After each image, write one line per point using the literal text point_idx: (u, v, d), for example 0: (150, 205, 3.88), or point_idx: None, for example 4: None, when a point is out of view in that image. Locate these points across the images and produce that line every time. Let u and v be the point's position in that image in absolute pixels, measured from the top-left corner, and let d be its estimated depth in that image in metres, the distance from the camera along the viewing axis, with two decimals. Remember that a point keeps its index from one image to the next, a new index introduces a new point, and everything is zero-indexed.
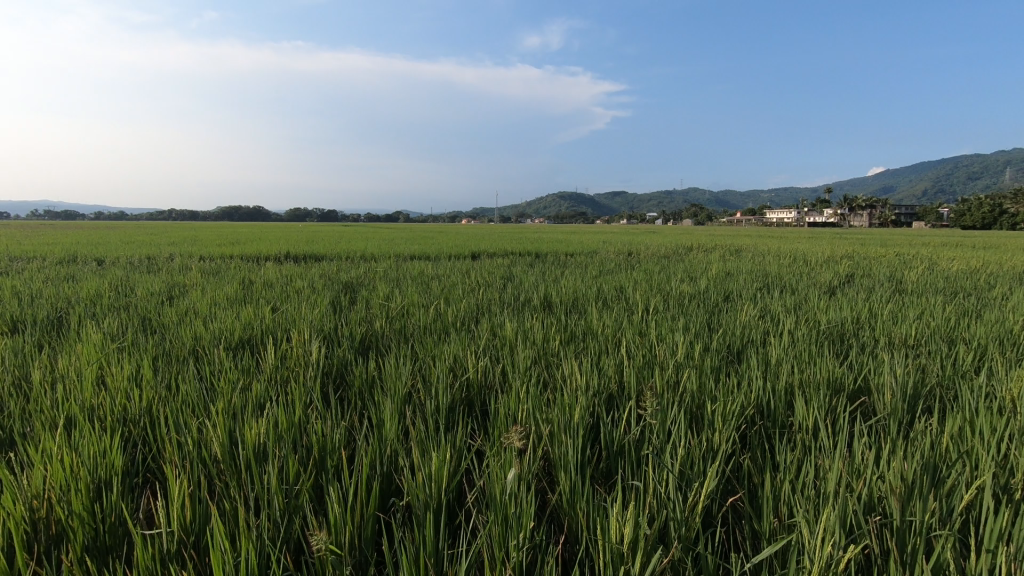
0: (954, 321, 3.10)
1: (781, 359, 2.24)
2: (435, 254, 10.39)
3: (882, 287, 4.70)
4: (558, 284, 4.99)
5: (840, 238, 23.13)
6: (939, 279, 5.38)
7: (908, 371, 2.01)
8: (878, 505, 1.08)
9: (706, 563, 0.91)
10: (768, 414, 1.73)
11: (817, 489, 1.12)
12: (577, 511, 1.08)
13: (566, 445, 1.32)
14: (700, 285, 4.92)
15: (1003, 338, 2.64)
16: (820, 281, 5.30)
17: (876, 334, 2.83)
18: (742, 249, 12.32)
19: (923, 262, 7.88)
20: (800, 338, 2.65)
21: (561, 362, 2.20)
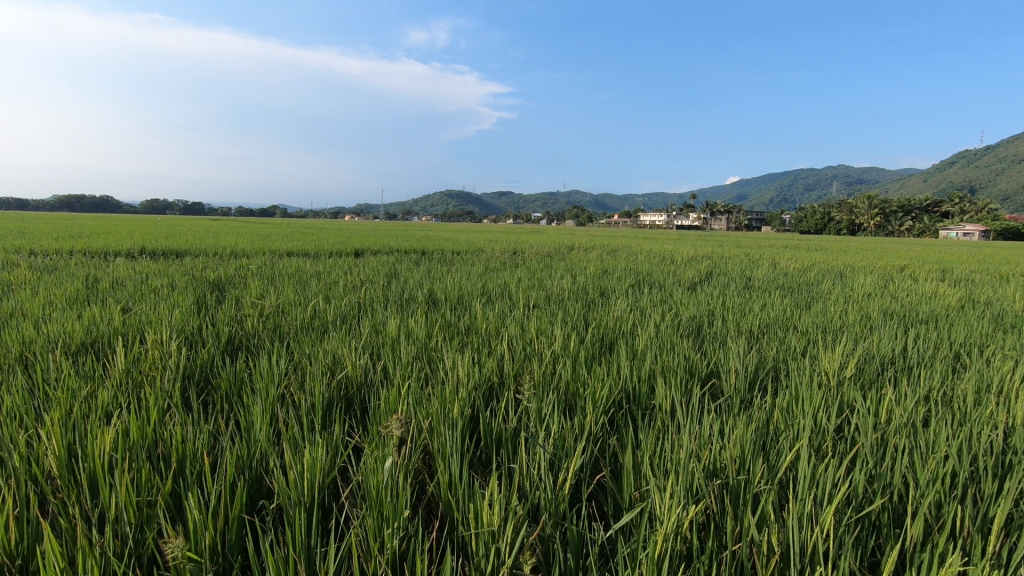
0: (789, 312, 3.55)
1: (647, 348, 2.44)
2: (314, 250, 9.93)
3: (734, 284, 5.26)
4: (444, 281, 5.01)
5: (701, 240, 25.43)
6: (781, 276, 6.13)
7: (750, 356, 2.29)
8: (719, 471, 1.22)
9: (571, 535, 0.98)
10: (633, 398, 1.89)
11: (670, 463, 1.25)
12: (453, 500, 1.10)
13: (445, 436, 1.34)
14: (580, 282, 5.20)
15: (824, 326, 3.09)
16: (683, 279, 5.80)
17: (726, 324, 3.18)
18: (618, 248, 13.16)
19: (767, 262, 8.97)
20: (663, 329, 2.91)
21: (443, 356, 2.22)
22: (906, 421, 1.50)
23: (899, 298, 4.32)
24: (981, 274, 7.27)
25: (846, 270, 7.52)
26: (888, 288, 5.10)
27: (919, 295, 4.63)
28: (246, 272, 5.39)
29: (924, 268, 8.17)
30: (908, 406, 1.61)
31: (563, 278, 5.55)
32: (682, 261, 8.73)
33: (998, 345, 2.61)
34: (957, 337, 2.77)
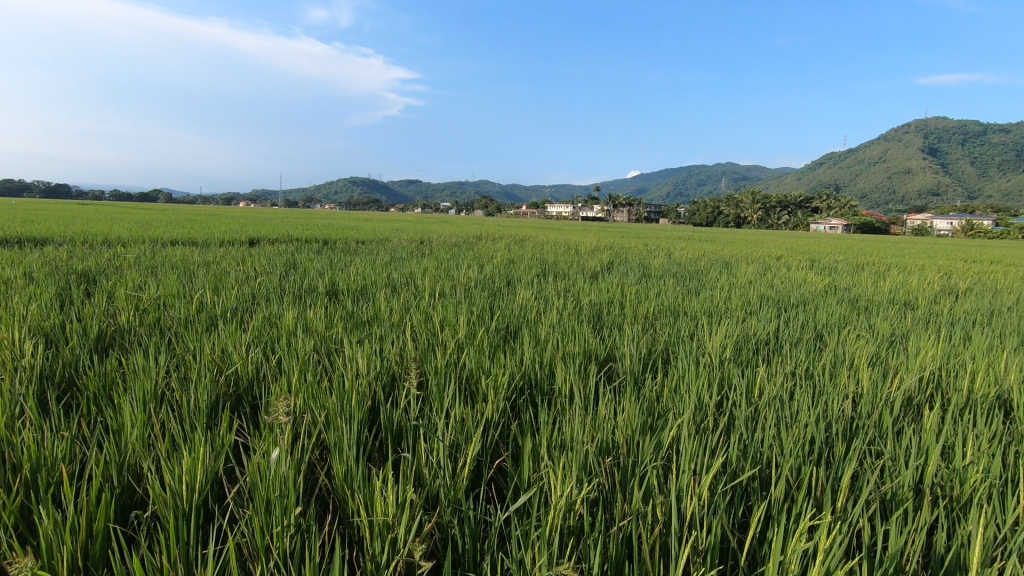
0: (680, 299, 3.80)
1: (549, 335, 2.51)
2: (203, 239, 9.22)
3: (633, 273, 5.54)
4: (346, 271, 4.85)
5: (604, 232, 26.46)
6: (674, 266, 6.53)
7: (643, 341, 2.42)
8: (611, 449, 1.29)
9: (469, 520, 0.99)
10: (534, 383, 1.93)
11: (566, 444, 1.30)
12: (349, 493, 1.07)
13: (342, 428, 1.30)
14: (487, 271, 5.24)
15: (710, 311, 3.34)
16: (585, 268, 6.03)
17: (623, 311, 3.34)
18: (525, 238, 13.38)
19: (663, 252, 9.51)
20: (565, 317, 3.01)
21: (343, 348, 2.16)
22: (774, 394, 1.67)
23: (774, 286, 4.76)
24: (842, 263, 8.18)
25: (731, 260, 8.17)
26: (765, 276, 5.60)
27: (791, 282, 5.12)
28: (121, 262, 4.89)
29: (796, 258, 9.04)
30: (776, 381, 1.78)
31: (470, 267, 5.56)
32: (586, 251, 9.05)
33: (852, 325, 2.96)
34: (819, 320, 3.10)
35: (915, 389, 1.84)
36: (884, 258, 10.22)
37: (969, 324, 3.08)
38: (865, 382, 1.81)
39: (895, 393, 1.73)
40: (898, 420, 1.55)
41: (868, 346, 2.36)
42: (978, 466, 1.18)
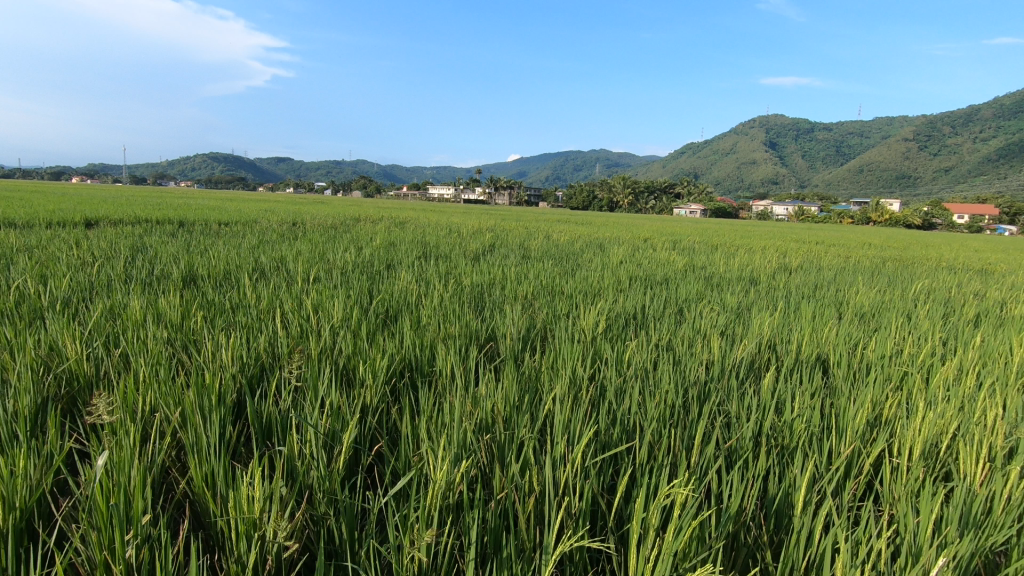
0: (557, 279, 3.95)
1: (430, 318, 2.49)
2: (21, 219, 7.89)
3: (513, 254, 5.66)
4: (207, 254, 4.42)
5: (486, 215, 26.72)
6: (553, 247, 6.78)
7: (523, 320, 2.49)
8: (490, 426, 1.31)
9: (344, 508, 0.96)
10: (415, 366, 1.91)
11: (446, 424, 1.30)
12: (210, 493, 0.99)
13: (201, 425, 1.19)
14: (365, 253, 5.06)
15: (585, 290, 3.51)
16: (467, 250, 6.05)
17: (504, 291, 3.41)
18: (406, 220, 13.10)
19: (542, 234, 9.81)
20: (446, 299, 3.00)
21: (202, 339, 1.97)
22: (639, 365, 1.80)
23: (641, 265, 5.11)
24: (699, 244, 8.99)
25: (604, 241, 8.64)
26: (633, 257, 6.00)
27: (656, 262, 5.54)
28: None
29: (660, 240, 9.79)
30: (642, 354, 1.92)
31: (347, 249, 5.33)
32: (467, 233, 9.07)
33: (706, 300, 3.27)
34: (680, 296, 3.38)
35: (755, 354, 2.08)
36: (733, 240, 11.41)
37: (798, 297, 3.55)
38: (716, 349, 2.01)
39: (740, 359, 1.95)
40: (741, 382, 1.75)
41: (718, 318, 2.63)
42: (801, 418, 1.38)
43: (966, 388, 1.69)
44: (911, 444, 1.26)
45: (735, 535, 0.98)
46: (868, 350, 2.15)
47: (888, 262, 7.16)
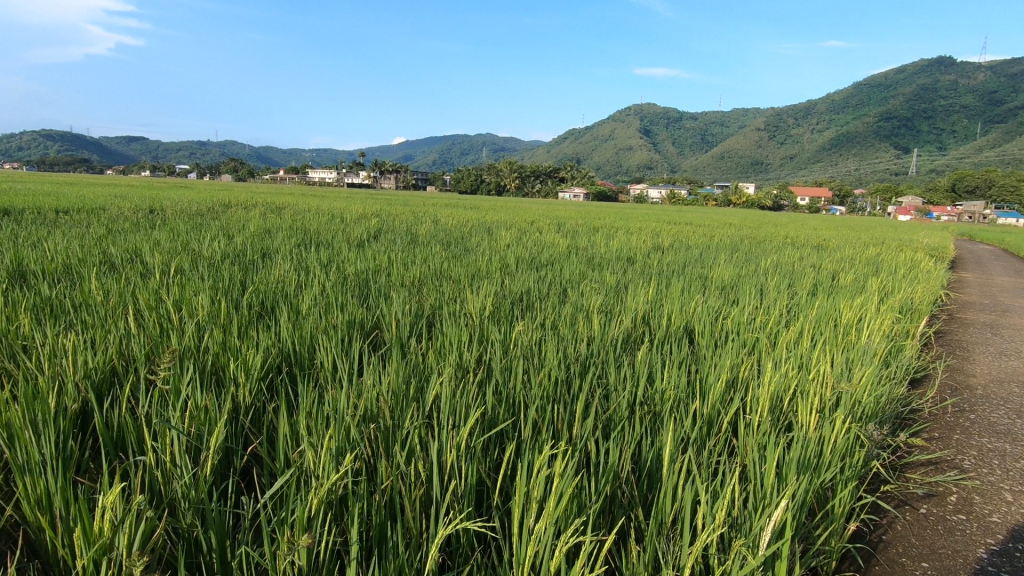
0: (443, 264, 3.93)
1: (310, 308, 2.37)
2: None
3: (400, 240, 5.54)
4: (39, 246, 3.84)
5: (371, 200, 25.83)
6: (441, 232, 6.72)
7: (409, 307, 2.45)
8: (374, 415, 1.28)
9: (212, 517, 0.88)
10: (294, 359, 1.81)
11: (327, 417, 1.25)
12: (47, 519, 0.87)
13: (32, 441, 1.04)
14: (236, 242, 4.68)
15: (471, 274, 3.52)
16: (351, 236, 5.82)
17: (389, 278, 3.32)
18: (283, 206, 12.28)
19: (430, 218, 9.69)
20: (327, 287, 2.86)
21: (34, 343, 1.71)
22: (525, 345, 1.85)
23: (526, 248, 5.23)
24: (582, 227, 9.39)
25: (492, 225, 8.72)
26: (521, 240, 6.12)
27: (541, 244, 5.70)
28: None
29: (545, 223, 10.08)
30: (527, 334, 1.97)
31: (215, 238, 4.90)
32: (351, 218, 8.71)
33: (588, 280, 3.43)
34: (563, 277, 3.51)
35: (631, 329, 2.22)
36: (611, 222, 12.04)
37: (668, 274, 3.84)
38: (595, 326, 2.12)
39: (617, 334, 2.07)
40: (619, 355, 1.86)
41: (598, 297, 2.77)
42: (670, 385, 1.50)
43: (802, 348, 1.94)
44: (760, 400, 1.42)
45: (612, 497, 1.05)
46: (727, 319, 2.38)
47: (745, 240, 7.94)
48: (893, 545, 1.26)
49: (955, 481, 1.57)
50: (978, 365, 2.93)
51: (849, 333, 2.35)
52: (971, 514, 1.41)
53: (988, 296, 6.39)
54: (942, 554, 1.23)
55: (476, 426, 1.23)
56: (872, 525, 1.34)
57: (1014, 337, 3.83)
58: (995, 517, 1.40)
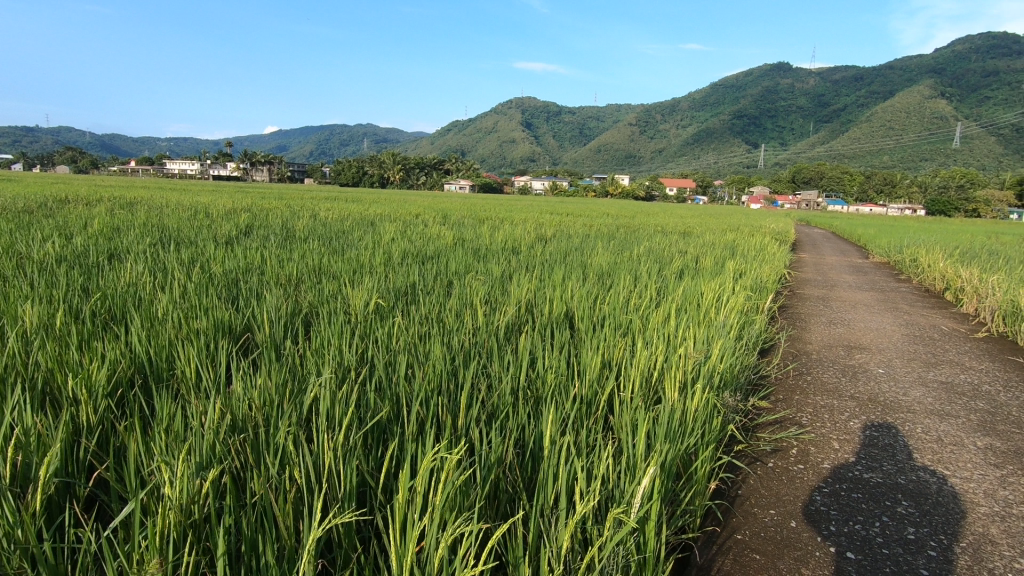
0: (322, 260, 3.75)
1: (169, 312, 2.15)
2: None
3: (274, 236, 5.19)
4: None
5: (242, 195, 23.96)
6: (321, 226, 6.41)
7: (284, 306, 2.31)
8: (244, 425, 1.20)
9: (42, 556, 0.78)
10: (149, 370, 1.64)
11: (187, 431, 1.14)
12: None
13: None
14: (76, 242, 4.12)
15: (353, 270, 3.40)
16: (218, 233, 5.36)
17: (262, 276, 3.11)
18: (134, 202, 10.98)
19: (308, 213, 9.20)
20: (189, 289, 2.61)
21: None
22: (409, 339, 1.82)
23: (412, 241, 5.15)
24: (468, 218, 9.41)
25: (376, 219, 8.46)
26: (406, 233, 6.00)
27: (427, 237, 5.63)
28: None
29: (431, 216, 9.98)
30: (411, 328, 1.94)
31: (47, 239, 4.27)
32: (218, 214, 8.02)
33: (473, 272, 3.44)
34: (449, 269, 3.50)
35: (515, 318, 2.27)
36: (496, 214, 12.18)
37: (550, 262, 3.97)
38: (481, 317, 2.14)
39: (501, 323, 2.10)
40: (504, 344, 1.90)
41: (482, 287, 2.80)
42: (551, 369, 1.55)
43: (669, 326, 2.11)
44: (632, 378, 1.52)
45: (496, 484, 1.07)
46: (604, 304, 2.52)
47: (621, 229, 8.43)
48: (746, 498, 1.41)
49: (796, 436, 1.80)
50: (812, 334, 3.37)
51: (711, 312, 2.58)
52: (808, 463, 1.62)
53: (820, 273, 7.35)
54: (786, 500, 1.40)
55: (355, 425, 1.19)
56: (730, 482, 1.50)
57: (839, 307, 4.45)
58: (825, 463, 1.62)
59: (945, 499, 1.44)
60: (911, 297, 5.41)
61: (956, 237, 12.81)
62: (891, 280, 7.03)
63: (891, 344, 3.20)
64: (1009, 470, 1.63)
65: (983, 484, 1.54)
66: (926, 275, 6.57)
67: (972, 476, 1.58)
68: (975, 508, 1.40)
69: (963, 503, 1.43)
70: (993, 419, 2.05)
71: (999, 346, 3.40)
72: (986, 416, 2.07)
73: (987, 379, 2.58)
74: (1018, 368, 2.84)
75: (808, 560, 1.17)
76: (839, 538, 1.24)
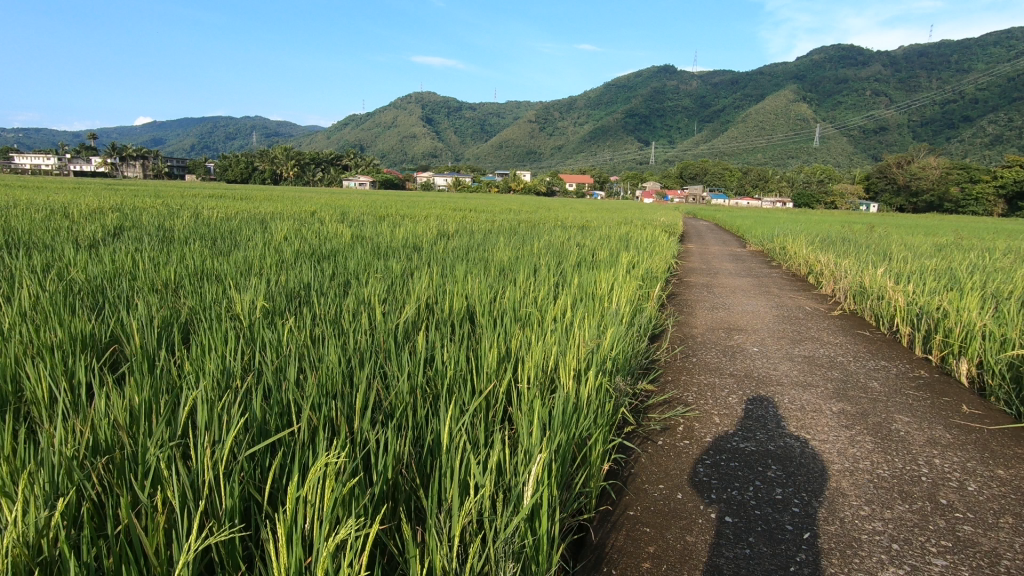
0: (205, 262, 3.48)
1: (15, 325, 1.89)
2: None
3: (147, 237, 4.74)
4: None
5: (110, 193, 21.60)
6: (203, 226, 5.93)
7: (158, 313, 2.11)
8: (108, 445, 1.08)
9: None
10: None
11: (37, 456, 1.02)
12: None
13: None
14: None
15: (240, 272, 3.18)
16: (79, 235, 4.80)
17: (133, 282, 2.83)
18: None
19: (188, 212, 8.47)
20: (41, 298, 2.31)
21: None
22: (302, 342, 1.73)
23: (306, 240, 4.90)
24: (368, 216, 9.13)
25: (266, 217, 7.97)
26: (300, 231, 5.71)
27: (323, 235, 5.40)
28: None
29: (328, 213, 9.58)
30: (304, 331, 1.85)
31: None
32: (80, 213, 7.16)
33: (372, 270, 3.34)
34: (346, 269, 3.37)
35: (415, 316, 2.24)
36: (400, 211, 11.87)
37: (452, 259, 3.96)
38: (379, 316, 2.09)
39: (400, 322, 2.07)
40: (402, 343, 1.86)
41: (380, 285, 2.74)
42: (450, 365, 1.55)
43: (565, 317, 2.18)
44: (529, 369, 1.56)
45: (394, 485, 1.05)
46: (504, 298, 2.55)
47: (523, 224, 8.58)
48: (638, 475, 1.50)
49: (682, 414, 1.93)
50: (697, 318, 3.63)
51: (605, 301, 2.70)
52: (692, 438, 1.74)
53: (704, 262, 7.93)
54: (674, 474, 1.50)
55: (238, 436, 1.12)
56: (623, 462, 1.58)
57: (721, 293, 4.82)
58: (707, 436, 1.76)
59: (807, 459, 1.62)
60: (781, 282, 5.99)
61: (817, 227, 14.35)
62: (764, 267, 7.74)
63: (764, 325, 3.53)
64: (857, 430, 1.85)
65: (837, 444, 1.74)
66: (792, 262, 7.29)
67: (828, 437, 1.78)
68: (830, 466, 1.58)
69: (821, 462, 1.61)
70: (844, 386, 2.32)
71: (850, 322, 3.85)
72: (839, 384, 2.34)
73: (841, 352, 2.92)
74: (864, 341, 3.24)
75: (693, 528, 1.26)
76: (719, 504, 1.35)
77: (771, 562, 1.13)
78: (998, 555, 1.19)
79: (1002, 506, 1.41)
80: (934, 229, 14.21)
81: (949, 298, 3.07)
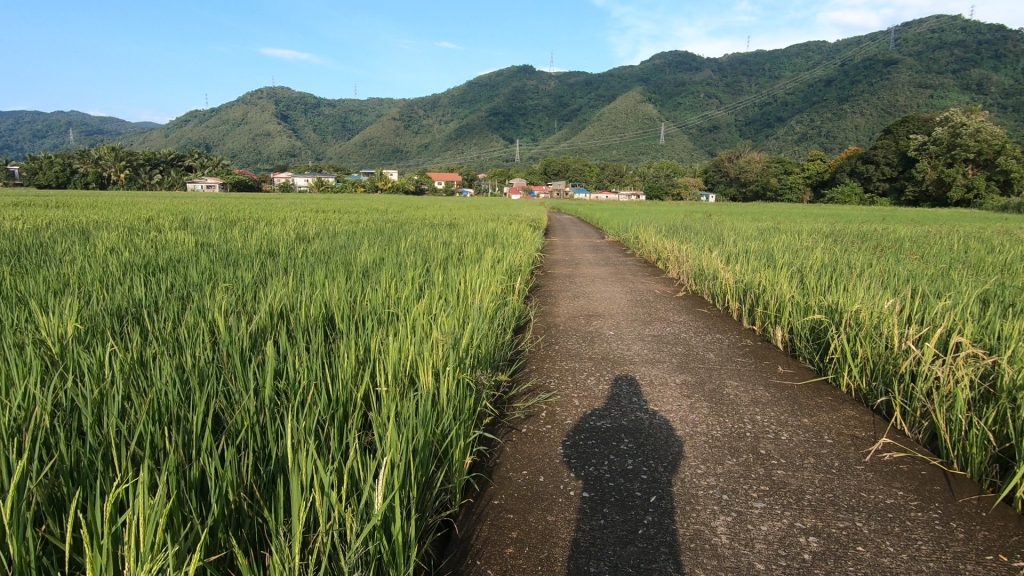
0: (5, 280, 2.97)
1: None
2: None
3: None
4: None
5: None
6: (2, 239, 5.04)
7: None
8: None
9: None
10: None
11: None
12: None
13: None
14: None
15: (49, 290, 2.75)
16: None
17: None
18: None
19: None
20: None
21: None
22: (127, 364, 1.54)
23: (139, 250, 4.37)
24: (217, 221, 8.35)
25: (89, 226, 6.96)
26: (131, 241, 5.08)
27: (160, 244, 4.85)
28: None
29: (167, 220, 8.60)
30: (129, 352, 1.65)
31: None
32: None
33: (218, 280, 3.07)
34: (187, 280, 3.05)
35: (266, 327, 2.09)
36: (252, 215, 11.02)
37: (311, 262, 3.76)
38: (222, 329, 1.92)
39: (248, 333, 1.92)
40: (249, 356, 1.73)
41: (227, 296, 2.52)
42: (302, 374, 1.47)
43: (428, 316, 2.17)
44: (387, 371, 1.54)
45: (236, 509, 0.98)
46: (367, 300, 2.48)
47: (389, 224, 8.39)
48: (503, 464, 1.54)
49: (545, 400, 2.02)
50: (560, 307, 3.81)
51: (469, 297, 2.73)
52: (554, 422, 1.83)
53: (567, 254, 8.35)
54: (536, 459, 1.56)
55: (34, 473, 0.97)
56: (487, 454, 1.61)
57: (581, 282, 5.11)
58: (567, 419, 1.85)
59: (655, 429, 1.77)
60: (634, 269, 6.48)
61: (665, 217, 15.75)
62: (619, 256, 8.34)
63: (619, 310, 3.80)
64: (695, 397, 2.06)
65: (679, 412, 1.92)
66: (644, 250, 7.93)
67: (672, 407, 1.96)
68: (674, 433, 1.75)
69: (666, 430, 1.77)
70: (686, 359, 2.58)
71: (692, 301, 4.28)
72: (682, 358, 2.59)
73: (684, 329, 3.24)
74: (703, 317, 3.62)
75: (553, 507, 1.31)
76: (577, 481, 1.43)
77: (622, 528, 1.22)
78: (802, 491, 1.40)
79: (806, 449, 1.66)
80: (758, 218, 16.24)
81: (765, 276, 3.54)
